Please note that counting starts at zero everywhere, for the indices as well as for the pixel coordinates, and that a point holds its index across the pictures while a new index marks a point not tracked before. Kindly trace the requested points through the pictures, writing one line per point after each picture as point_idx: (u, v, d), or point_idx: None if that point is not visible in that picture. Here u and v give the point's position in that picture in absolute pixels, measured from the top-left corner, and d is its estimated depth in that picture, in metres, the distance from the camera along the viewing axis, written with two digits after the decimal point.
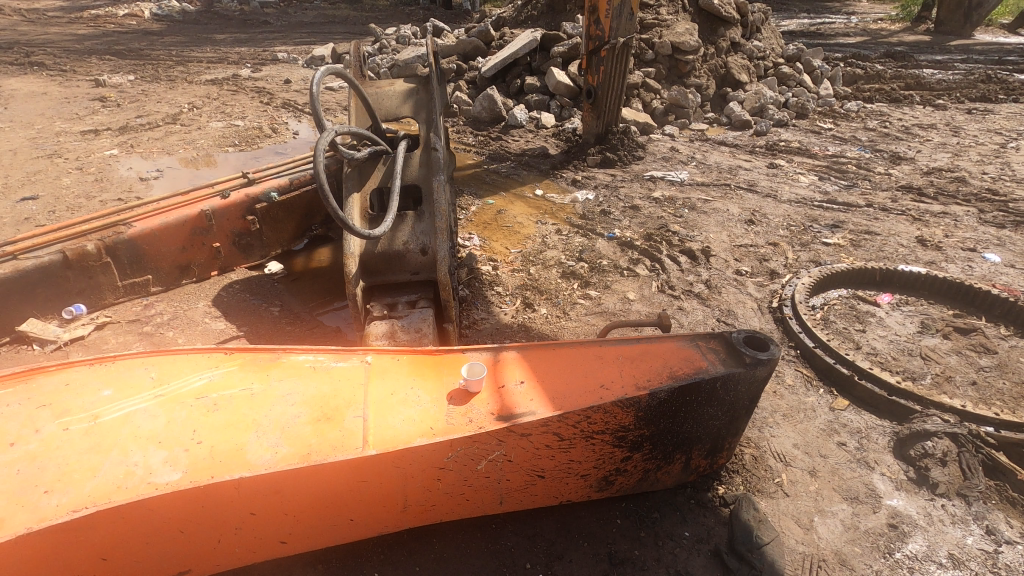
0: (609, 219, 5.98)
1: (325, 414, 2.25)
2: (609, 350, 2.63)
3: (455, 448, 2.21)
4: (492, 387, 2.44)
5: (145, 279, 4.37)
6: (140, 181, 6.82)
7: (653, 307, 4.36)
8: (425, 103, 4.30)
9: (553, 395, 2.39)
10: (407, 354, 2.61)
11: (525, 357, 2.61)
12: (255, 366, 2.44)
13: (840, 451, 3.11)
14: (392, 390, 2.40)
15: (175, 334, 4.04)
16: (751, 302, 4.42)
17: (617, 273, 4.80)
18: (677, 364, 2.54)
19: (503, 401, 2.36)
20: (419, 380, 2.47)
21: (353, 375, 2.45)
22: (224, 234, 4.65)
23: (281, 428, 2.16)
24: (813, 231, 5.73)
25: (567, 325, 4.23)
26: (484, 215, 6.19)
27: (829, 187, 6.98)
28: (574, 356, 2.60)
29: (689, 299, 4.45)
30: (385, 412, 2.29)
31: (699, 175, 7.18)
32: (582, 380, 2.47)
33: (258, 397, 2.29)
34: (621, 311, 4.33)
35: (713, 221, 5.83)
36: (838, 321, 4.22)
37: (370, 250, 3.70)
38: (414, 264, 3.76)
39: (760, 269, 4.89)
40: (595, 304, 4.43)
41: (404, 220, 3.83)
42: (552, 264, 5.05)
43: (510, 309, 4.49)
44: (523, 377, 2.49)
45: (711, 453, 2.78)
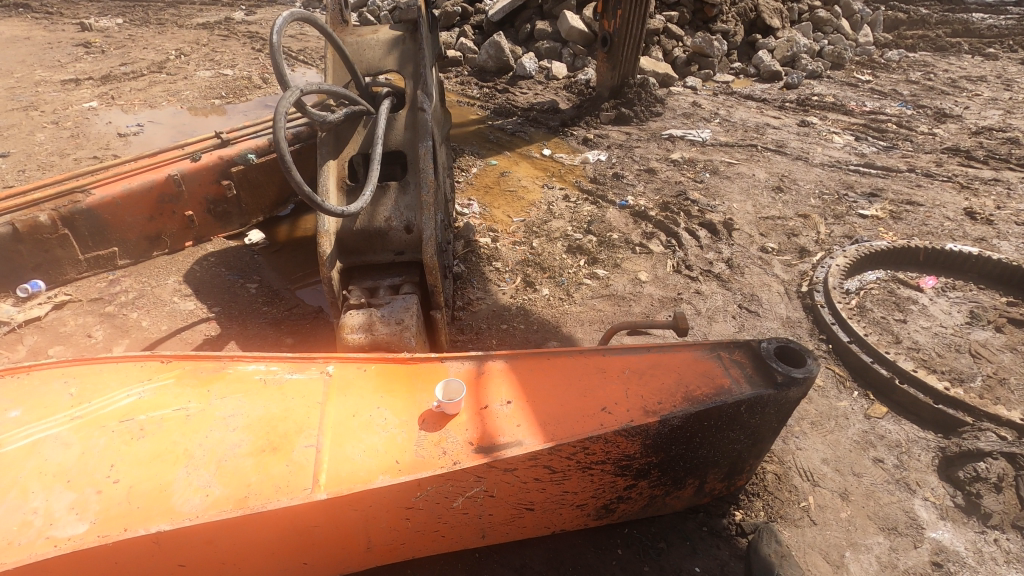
0: (621, 184, 5.44)
1: (272, 443, 1.89)
2: (613, 362, 2.23)
3: (425, 487, 1.85)
4: (472, 409, 2.06)
5: (110, 252, 4.01)
6: (119, 138, 6.37)
7: (668, 290, 3.89)
8: (411, 55, 3.77)
9: (544, 420, 2.01)
10: (376, 363, 2.23)
11: (514, 368, 2.22)
12: (195, 380, 2.08)
13: (877, 469, 2.72)
14: (354, 411, 2.03)
15: (139, 315, 3.65)
16: (777, 285, 3.96)
17: (628, 249, 4.32)
18: (693, 383, 2.14)
19: (484, 427, 1.99)
20: (387, 397, 2.09)
21: (310, 390, 2.09)
22: (196, 200, 4.23)
23: (215, 462, 1.81)
24: (848, 200, 5.17)
25: (570, 309, 3.79)
26: (484, 178, 5.69)
27: (866, 148, 6.35)
28: (572, 369, 2.21)
29: (708, 281, 3.97)
30: (344, 439, 1.93)
31: (723, 135, 6.56)
32: (580, 400, 2.09)
33: (193, 420, 1.94)
34: (632, 294, 3.86)
35: (737, 187, 5.28)
36: (876, 309, 3.75)
37: (348, 228, 3.27)
38: (397, 243, 3.33)
39: (788, 246, 4.39)
40: (603, 285, 3.97)
41: (386, 193, 3.38)
42: (557, 237, 4.58)
43: (509, 288, 4.07)
44: (510, 395, 2.11)
45: (728, 476, 2.42)
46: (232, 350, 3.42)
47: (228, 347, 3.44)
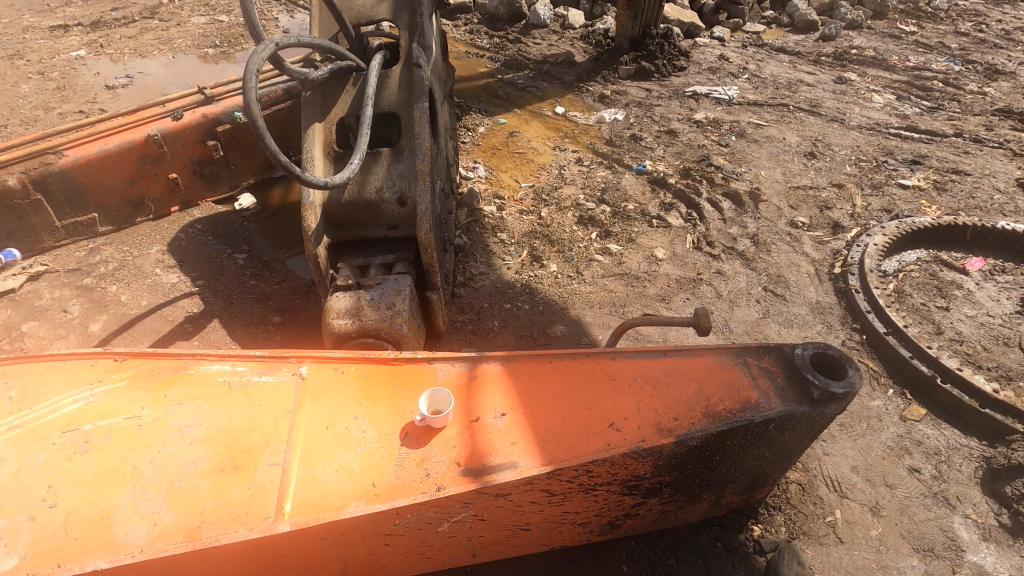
0: (639, 147, 5.03)
1: (232, 460, 1.67)
2: (624, 367, 1.96)
3: (404, 515, 1.63)
4: (462, 422, 1.81)
5: (89, 218, 3.76)
6: (107, 90, 6.01)
7: (687, 269, 3.55)
8: (407, 2, 3.37)
9: (543, 438, 1.76)
10: (356, 363, 1.98)
11: (510, 373, 1.96)
12: (151, 382, 1.85)
13: (912, 480, 2.47)
14: (328, 422, 1.79)
15: (119, 288, 3.41)
16: (806, 266, 3.62)
17: (644, 222, 3.97)
18: (716, 396, 1.87)
19: (474, 445, 1.75)
20: (367, 405, 1.85)
21: (280, 396, 1.85)
22: (181, 162, 3.92)
23: (167, 484, 1.60)
24: (888, 168, 4.74)
25: (579, 288, 3.48)
26: (492, 139, 5.30)
27: (908, 109, 5.82)
28: (576, 374, 1.95)
29: (731, 260, 3.63)
30: (314, 456, 1.70)
31: (751, 92, 6.05)
32: (584, 413, 1.83)
33: (145, 431, 1.72)
34: (647, 273, 3.52)
35: (765, 153, 4.85)
36: (915, 294, 3.41)
37: (335, 199, 2.97)
38: (390, 216, 3.02)
39: (820, 220, 4.02)
40: (615, 262, 3.64)
41: (378, 160, 3.06)
42: (567, 206, 4.23)
43: (513, 263, 3.76)
44: (505, 405, 1.86)
45: (748, 489, 2.18)
46: (215, 329, 3.20)
47: (210, 326, 3.21)
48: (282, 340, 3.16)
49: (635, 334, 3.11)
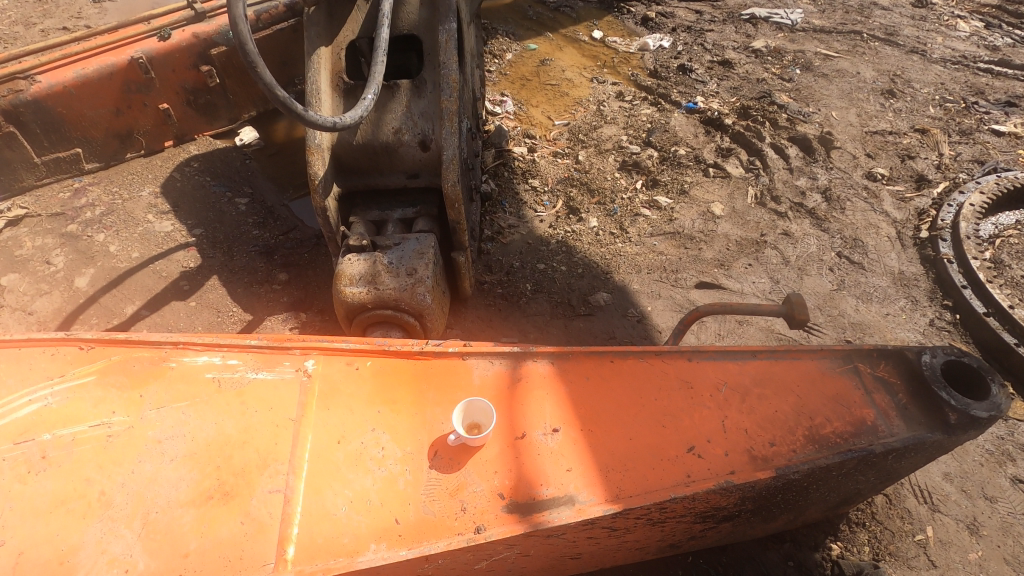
0: (689, 80, 4.40)
1: (222, 486, 1.35)
2: (704, 372, 1.58)
3: (434, 561, 1.31)
4: (505, 439, 1.46)
5: (72, 154, 3.35)
6: (93, 4, 5.39)
7: (749, 229, 3.08)
8: None
9: (606, 465, 1.42)
10: (373, 357, 1.62)
11: (562, 374, 1.59)
12: (124, 378, 1.51)
13: (1017, 493, 2.12)
14: (339, 436, 1.46)
15: (107, 237, 3.04)
16: (886, 227, 3.13)
17: (698, 170, 3.45)
18: (821, 415, 1.50)
19: (519, 471, 1.41)
20: (387, 413, 1.51)
21: (281, 399, 1.51)
22: (171, 90, 3.39)
23: (142, 516, 1.29)
24: (978, 110, 4.10)
25: (623, 249, 3.04)
26: (521, 67, 4.69)
27: (999, 39, 5.05)
28: (644, 379, 1.57)
29: (799, 219, 3.15)
30: (323, 482, 1.37)
31: (818, 16, 5.28)
32: (656, 432, 1.47)
33: (115, 444, 1.39)
34: (702, 233, 3.06)
35: (836, 90, 4.22)
36: (1015, 265, 2.93)
37: (346, 141, 2.51)
38: (409, 162, 2.57)
39: (902, 172, 3.48)
40: (665, 218, 3.17)
41: (395, 94, 2.57)
42: (608, 148, 3.69)
43: (547, 214, 3.30)
44: (557, 418, 1.50)
45: (833, 507, 1.85)
46: (214, 288, 2.84)
47: (209, 284, 2.85)
48: (289, 303, 2.81)
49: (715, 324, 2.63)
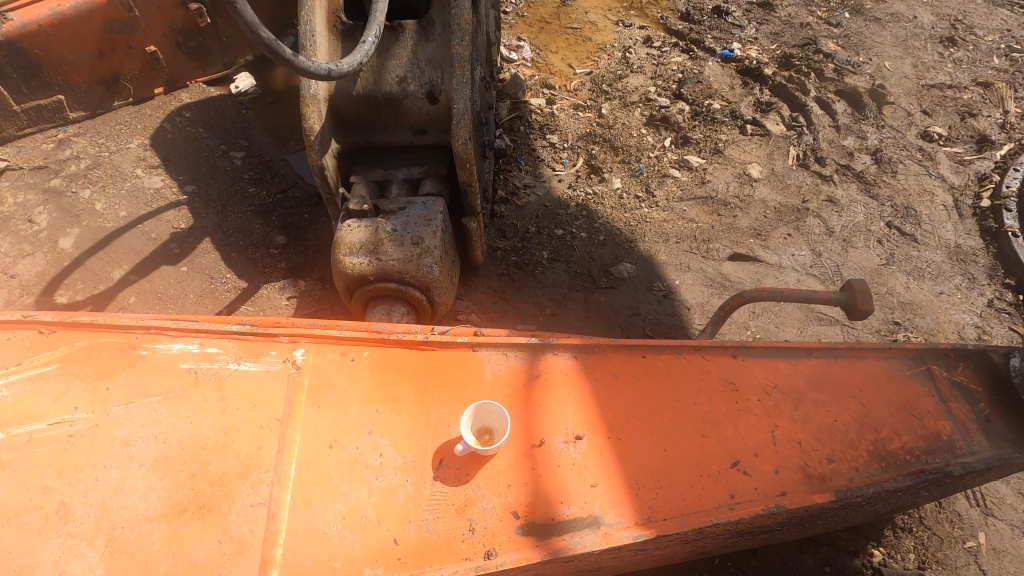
0: (724, 24, 3.98)
1: (198, 497, 1.18)
2: (751, 372, 1.37)
3: None
4: (520, 447, 1.27)
5: (54, 102, 3.08)
6: None
7: (789, 194, 2.80)
8: None
9: (636, 481, 1.23)
10: (371, 347, 1.42)
11: (586, 371, 1.38)
12: (89, 369, 1.32)
13: None
14: (332, 440, 1.28)
15: (93, 194, 2.83)
16: (942, 194, 2.83)
17: (734, 127, 3.13)
18: (888, 426, 1.29)
19: (536, 485, 1.23)
20: (386, 413, 1.32)
21: (266, 395, 1.33)
22: (158, 32, 3.07)
23: (105, 532, 1.13)
24: None
25: (650, 214, 2.77)
26: (539, 9, 4.28)
27: None
28: (681, 379, 1.36)
29: (845, 183, 2.85)
30: (312, 494, 1.20)
31: None
32: (695, 443, 1.27)
33: (78, 446, 1.22)
34: (738, 198, 2.78)
35: (889, 37, 3.80)
36: None
37: (345, 91, 2.23)
38: (415, 115, 2.31)
39: (961, 132, 3.14)
40: (697, 180, 2.88)
41: (399, 37, 2.27)
42: (634, 100, 3.34)
43: (567, 174, 3.02)
44: (580, 423, 1.31)
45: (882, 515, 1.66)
46: (207, 252, 2.64)
47: (201, 247, 2.65)
48: (287, 270, 2.61)
49: (763, 308, 2.39)
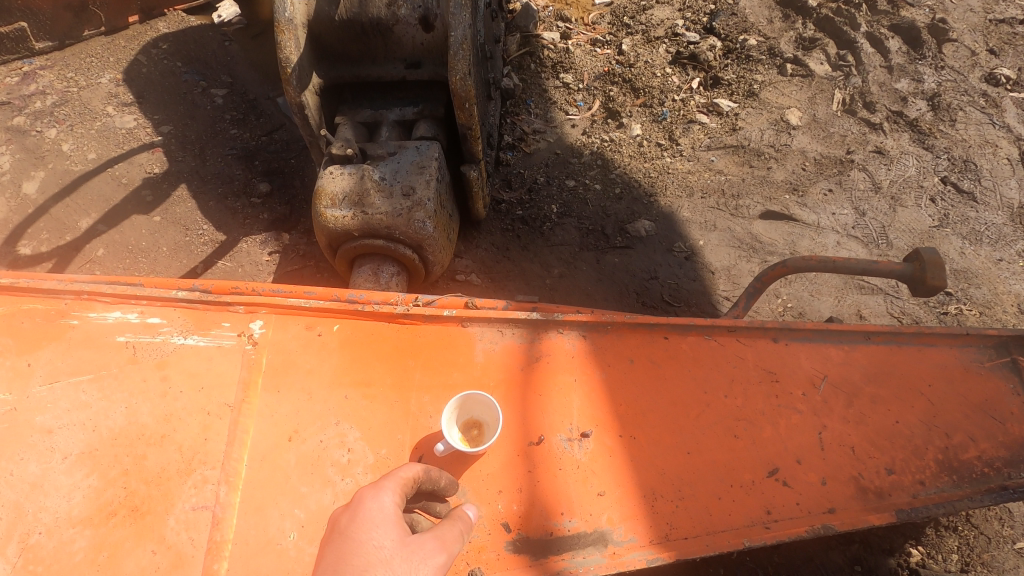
0: None
1: (130, 498, 1.00)
2: (795, 361, 1.14)
3: None
4: (515, 445, 1.07)
5: (16, 29, 2.78)
6: None
7: (832, 144, 2.48)
8: None
9: (652, 490, 1.02)
10: (343, 320, 1.20)
11: (597, 353, 1.16)
12: (9, 341, 1.12)
13: None
14: (292, 431, 1.08)
15: (59, 134, 2.57)
16: (1008, 147, 2.49)
17: (772, 66, 2.76)
18: (962, 431, 1.07)
19: (533, 492, 1.03)
20: (357, 400, 1.11)
21: (216, 376, 1.12)
22: None
23: (19, 539, 0.96)
24: None
25: (673, 165, 2.48)
26: None
27: None
28: (710, 367, 1.14)
29: (897, 133, 2.52)
30: (266, 497, 1.02)
31: None
32: (725, 446, 1.06)
33: None
34: (773, 147, 2.47)
35: None
36: None
37: (326, 16, 1.92)
38: (409, 46, 2.00)
39: None
40: (727, 126, 2.57)
41: None
42: (659, 35, 2.93)
43: (581, 118, 2.70)
44: (588, 417, 1.09)
45: None
46: (183, 201, 2.41)
47: (177, 195, 2.41)
48: (270, 221, 2.38)
49: (811, 279, 2.09)
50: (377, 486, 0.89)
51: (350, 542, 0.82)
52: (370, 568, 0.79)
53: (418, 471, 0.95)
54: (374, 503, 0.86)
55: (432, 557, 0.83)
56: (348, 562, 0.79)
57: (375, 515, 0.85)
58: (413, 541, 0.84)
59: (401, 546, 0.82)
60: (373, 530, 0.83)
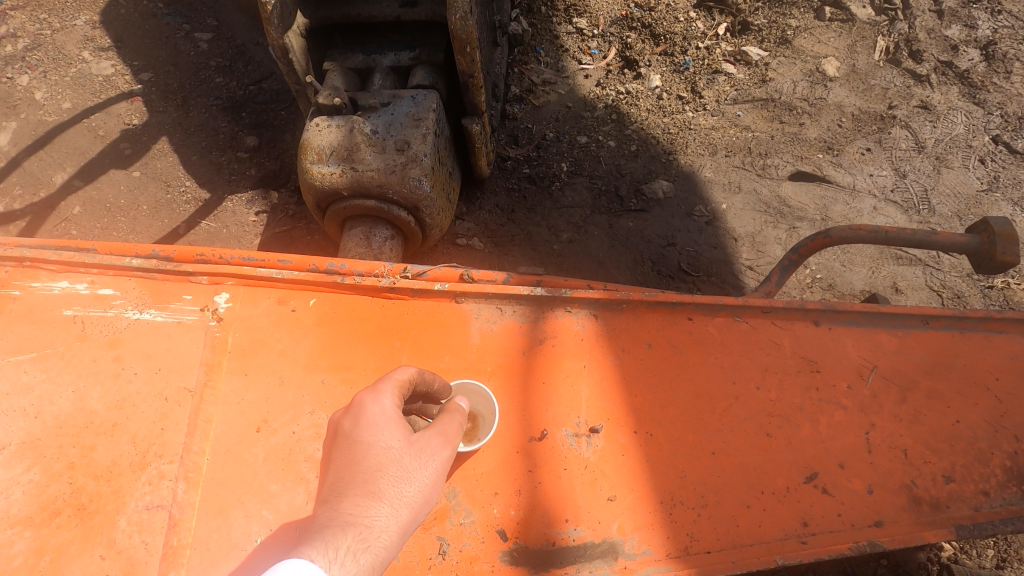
0: None
1: (77, 495, 0.88)
2: (841, 349, 0.99)
3: None
4: (514, 441, 0.93)
5: None
6: None
7: (873, 98, 2.24)
8: None
9: (671, 496, 0.89)
10: (321, 294, 1.06)
11: (611, 336, 1.01)
12: None
13: None
14: (261, 421, 0.95)
15: (32, 80, 2.38)
16: None
17: (810, 9, 2.44)
18: None
19: (534, 496, 0.90)
20: (336, 386, 0.98)
21: (175, 357, 0.99)
22: None
23: None
24: None
25: (695, 120, 2.26)
26: None
27: None
28: (741, 353, 0.99)
29: (946, 86, 2.26)
30: (230, 496, 0.89)
31: None
32: (756, 446, 0.92)
33: None
34: (807, 101, 2.24)
35: None
36: None
37: None
38: None
39: None
40: (756, 77, 2.33)
41: None
42: None
43: (596, 68, 2.44)
44: (599, 410, 0.95)
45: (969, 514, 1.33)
46: (164, 155, 2.24)
47: (157, 149, 2.25)
48: (257, 178, 2.21)
49: (846, 253, 1.89)
50: (376, 389, 0.82)
51: (356, 446, 0.79)
52: (381, 471, 0.77)
53: (412, 373, 0.85)
54: (375, 408, 0.81)
55: (440, 453, 0.80)
56: (358, 469, 0.77)
57: (377, 417, 0.80)
58: (420, 437, 0.80)
59: (408, 446, 0.79)
60: (378, 432, 0.79)
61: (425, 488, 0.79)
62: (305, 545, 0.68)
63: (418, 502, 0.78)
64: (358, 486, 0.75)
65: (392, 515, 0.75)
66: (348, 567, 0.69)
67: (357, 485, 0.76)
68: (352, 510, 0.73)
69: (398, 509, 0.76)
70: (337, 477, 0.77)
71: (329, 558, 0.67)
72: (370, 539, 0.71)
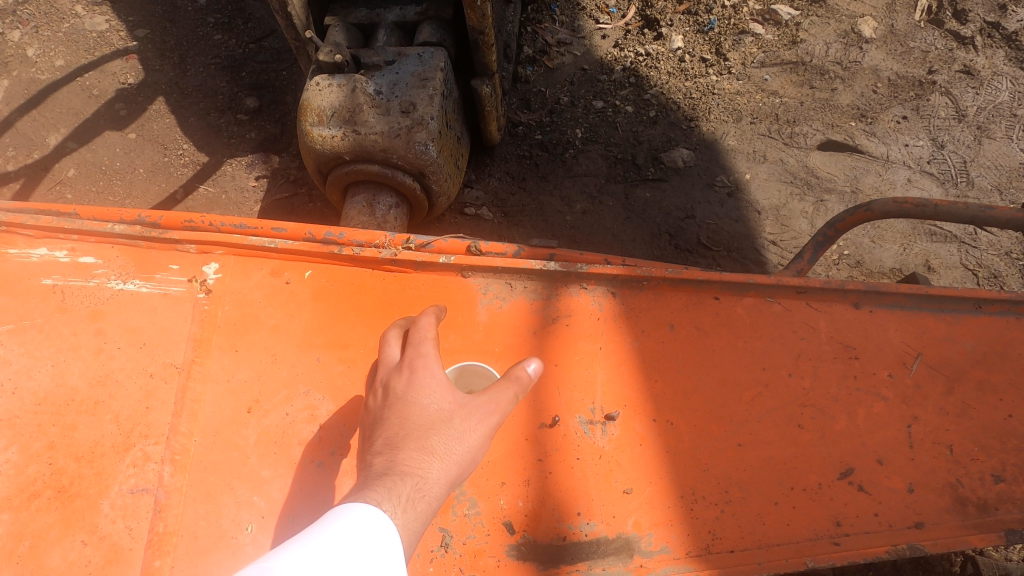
0: None
1: (58, 477, 0.83)
2: (882, 336, 0.90)
3: None
4: (523, 428, 0.87)
5: None
6: None
7: (911, 62, 2.08)
8: None
9: (692, 490, 0.82)
10: (316, 267, 0.98)
11: (630, 316, 0.93)
12: None
13: None
14: (252, 402, 0.89)
15: (23, 35, 2.28)
16: None
17: None
18: None
19: (544, 488, 0.83)
20: (332, 365, 0.91)
21: (160, 331, 0.92)
22: None
23: None
24: None
25: (718, 85, 2.12)
26: None
27: None
28: (774, 337, 0.91)
29: (991, 49, 2.10)
30: (218, 481, 0.84)
31: None
32: (787, 438, 0.85)
33: None
34: (840, 65, 2.09)
35: None
36: None
37: None
38: None
39: None
40: (785, 39, 2.17)
41: None
42: None
43: (613, 27, 2.29)
44: (617, 396, 0.88)
45: None
46: (160, 116, 2.15)
47: (154, 109, 2.15)
48: (257, 141, 2.11)
49: (875, 228, 1.77)
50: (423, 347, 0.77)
51: (404, 405, 0.72)
52: (433, 428, 0.70)
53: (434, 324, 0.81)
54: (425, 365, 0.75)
55: (491, 416, 0.72)
56: (409, 424, 0.70)
57: (423, 375, 0.74)
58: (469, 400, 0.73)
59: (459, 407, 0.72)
60: (429, 392, 0.73)
61: (476, 449, 0.72)
62: (362, 493, 0.63)
63: (468, 461, 0.71)
64: (412, 440, 0.69)
65: (444, 470, 0.68)
66: (405, 516, 0.64)
67: (409, 440, 0.69)
68: (407, 462, 0.67)
69: (449, 465, 0.69)
70: (385, 435, 0.71)
71: (389, 503, 0.63)
72: (426, 490, 0.66)
